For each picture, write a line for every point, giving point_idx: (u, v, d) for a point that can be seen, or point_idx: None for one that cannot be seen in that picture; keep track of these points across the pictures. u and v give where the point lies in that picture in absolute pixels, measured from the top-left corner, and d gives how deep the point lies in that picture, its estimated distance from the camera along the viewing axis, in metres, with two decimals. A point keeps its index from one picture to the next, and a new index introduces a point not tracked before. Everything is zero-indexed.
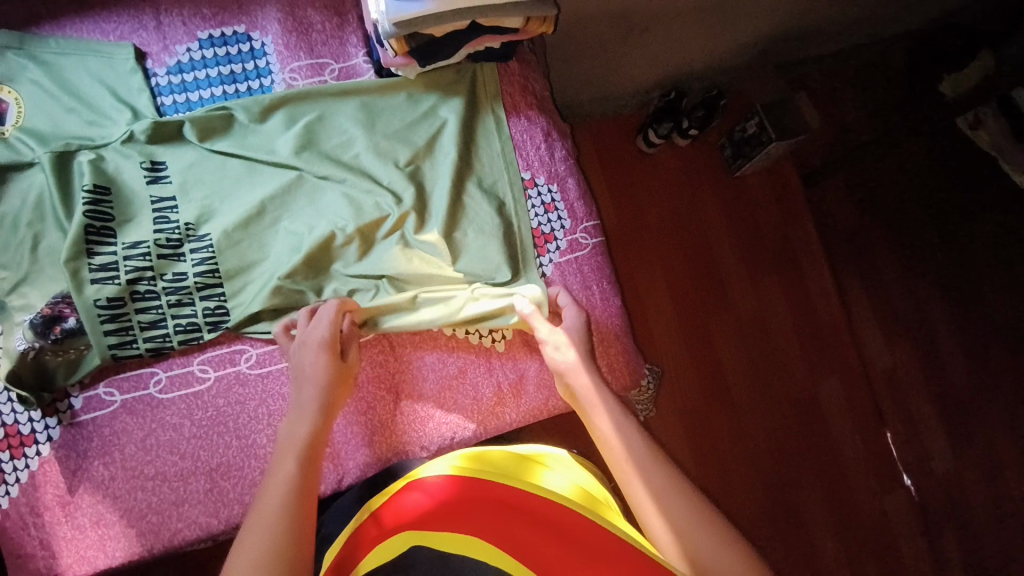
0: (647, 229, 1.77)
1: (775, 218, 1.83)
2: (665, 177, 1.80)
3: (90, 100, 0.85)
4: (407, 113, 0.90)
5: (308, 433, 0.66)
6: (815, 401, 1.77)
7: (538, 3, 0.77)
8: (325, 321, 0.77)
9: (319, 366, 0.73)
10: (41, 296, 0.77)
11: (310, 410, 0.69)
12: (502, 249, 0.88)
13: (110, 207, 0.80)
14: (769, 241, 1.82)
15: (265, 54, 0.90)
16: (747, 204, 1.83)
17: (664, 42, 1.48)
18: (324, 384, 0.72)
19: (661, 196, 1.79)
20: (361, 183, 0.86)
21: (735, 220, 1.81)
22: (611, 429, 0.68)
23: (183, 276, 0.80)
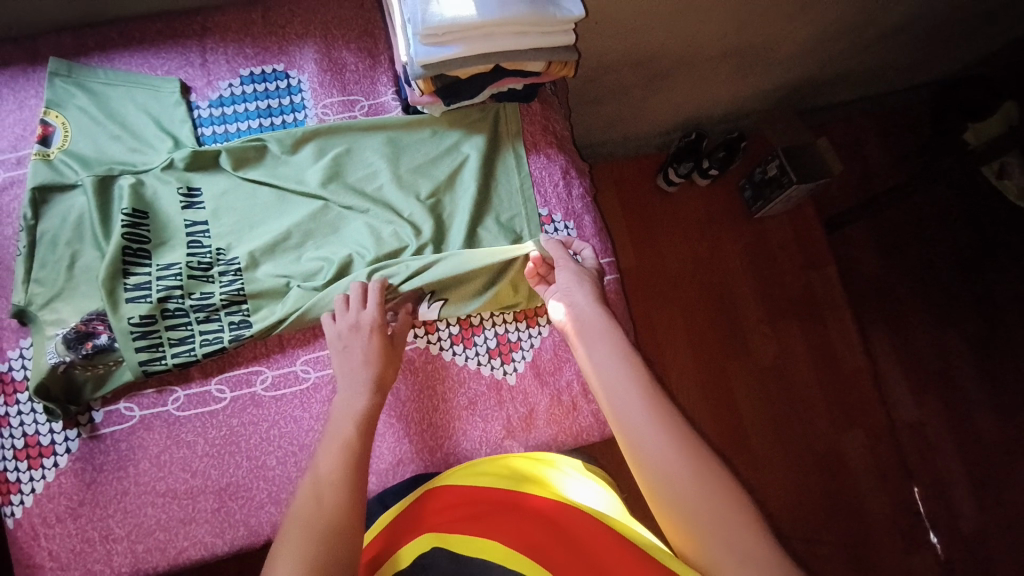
0: (665, 266, 1.77)
1: (795, 260, 1.82)
2: (683, 217, 1.81)
3: (136, 129, 0.90)
4: (431, 146, 0.94)
5: (365, 407, 0.72)
6: (838, 453, 1.71)
7: (560, 47, 0.81)
8: (372, 304, 0.79)
9: (371, 347, 0.76)
10: (74, 312, 0.80)
11: (366, 383, 0.74)
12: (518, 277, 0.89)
13: (147, 229, 0.84)
14: (789, 284, 1.80)
15: (300, 90, 0.95)
16: (766, 246, 1.82)
17: (684, 87, 1.52)
18: (374, 361, 0.76)
19: (679, 235, 1.80)
20: (383, 214, 0.89)
21: (755, 260, 1.81)
22: (618, 394, 0.67)
23: (209, 295, 0.83)
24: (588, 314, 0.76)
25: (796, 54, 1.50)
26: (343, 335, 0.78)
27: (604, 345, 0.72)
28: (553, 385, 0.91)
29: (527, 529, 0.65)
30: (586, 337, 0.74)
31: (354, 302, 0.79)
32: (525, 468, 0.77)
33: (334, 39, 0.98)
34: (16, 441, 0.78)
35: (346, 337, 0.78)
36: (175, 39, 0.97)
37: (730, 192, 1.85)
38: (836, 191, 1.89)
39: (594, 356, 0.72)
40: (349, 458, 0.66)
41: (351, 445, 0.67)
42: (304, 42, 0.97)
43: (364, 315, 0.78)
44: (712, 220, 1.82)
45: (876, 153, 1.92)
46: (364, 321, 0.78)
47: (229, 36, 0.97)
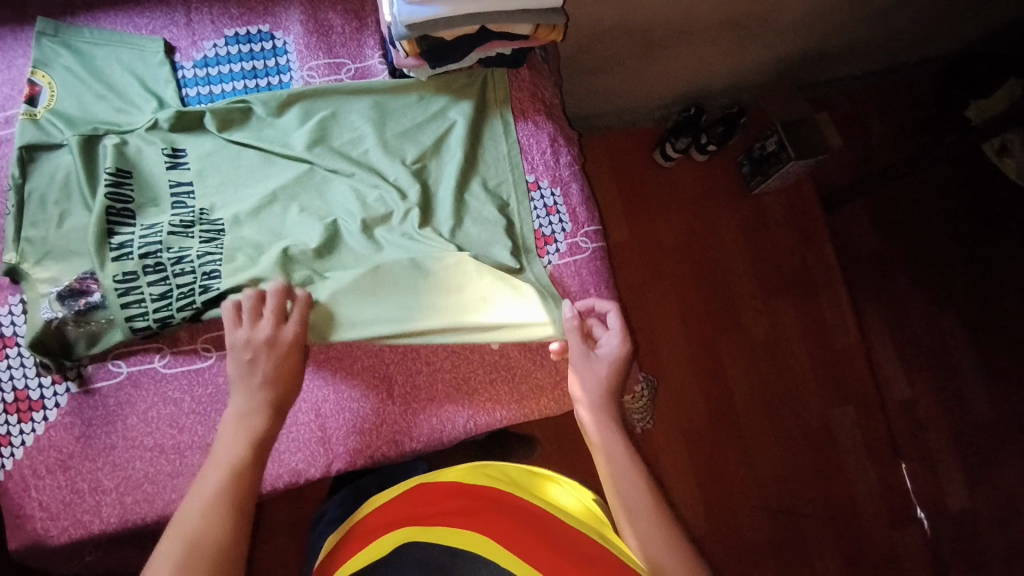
0: (658, 241, 1.77)
1: (791, 237, 1.81)
2: (680, 192, 1.81)
3: (121, 90, 0.90)
4: (419, 110, 0.93)
5: (263, 427, 0.70)
6: (827, 429, 1.73)
7: (548, 11, 0.80)
8: (284, 313, 0.77)
9: (277, 362, 0.74)
10: (69, 272, 0.81)
11: (264, 405, 0.71)
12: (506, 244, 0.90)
13: (131, 189, 0.84)
14: (784, 261, 1.80)
15: (285, 52, 0.94)
16: (763, 222, 1.81)
17: (683, 58, 1.50)
18: (273, 378, 0.73)
19: (674, 211, 1.79)
20: (369, 178, 0.89)
21: (750, 237, 1.80)
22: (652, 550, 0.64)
23: (186, 249, 0.83)
24: (627, 481, 0.70)
25: (798, 27, 1.48)
26: (245, 345, 0.74)
27: (634, 485, 0.70)
28: (536, 352, 0.93)
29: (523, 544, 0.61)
30: (615, 470, 0.71)
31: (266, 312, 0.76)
32: (519, 472, 0.72)
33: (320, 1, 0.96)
34: (6, 395, 0.80)
35: (252, 348, 0.74)
36: None
37: (728, 167, 1.83)
38: (836, 167, 1.87)
39: (625, 497, 0.69)
40: (236, 484, 0.64)
41: (241, 468, 0.65)
42: (289, 3, 0.96)
43: (283, 330, 0.76)
44: (709, 195, 1.82)
45: (879, 129, 1.89)
46: (282, 335, 0.75)
47: None
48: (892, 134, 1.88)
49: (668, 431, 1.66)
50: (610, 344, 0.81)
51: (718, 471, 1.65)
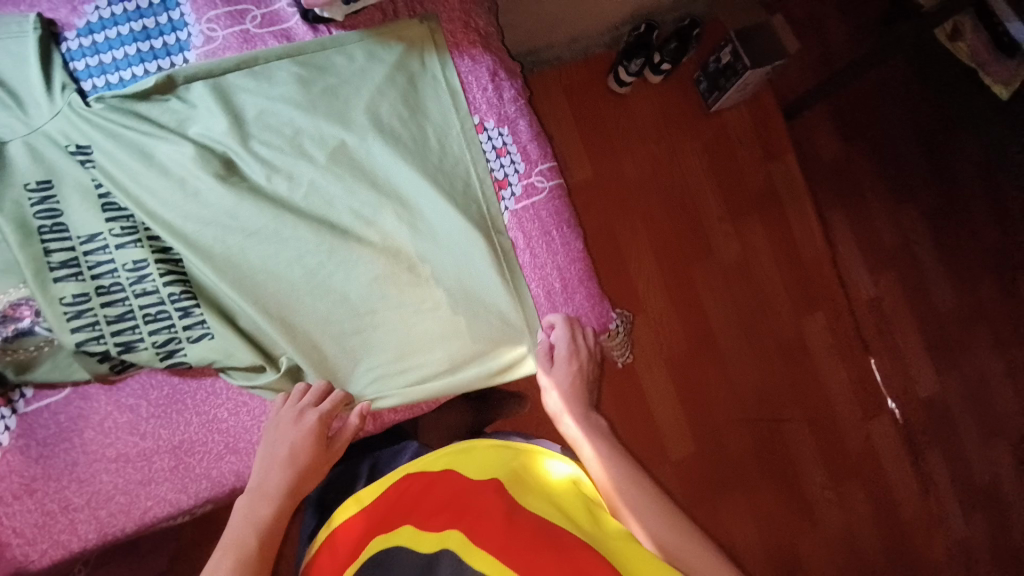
0: (625, 176, 1.72)
1: (756, 154, 1.79)
2: (639, 120, 1.74)
3: (3, 74, 0.75)
4: (353, 76, 0.82)
5: (270, 514, 0.70)
6: (800, 338, 1.77)
7: None
8: (319, 404, 0.77)
9: (294, 448, 0.74)
10: None
11: (277, 490, 0.72)
12: (498, 277, 0.83)
13: (58, 201, 0.74)
14: (750, 179, 1.78)
15: (178, 5, 0.80)
16: (728, 139, 1.78)
17: None
18: (301, 465, 0.73)
19: (635, 141, 1.74)
20: (302, 158, 0.80)
21: (716, 158, 1.77)
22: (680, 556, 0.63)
23: (145, 265, 0.74)
24: (636, 497, 0.70)
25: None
26: (277, 431, 0.75)
27: (646, 503, 0.69)
28: None
29: (487, 522, 0.59)
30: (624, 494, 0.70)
31: (302, 399, 0.77)
32: (506, 456, 0.73)
33: None
34: None
35: (284, 431, 0.75)
36: None
37: (685, 87, 1.78)
38: (794, 74, 1.83)
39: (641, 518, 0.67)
40: (246, 568, 0.65)
41: (251, 554, 0.66)
42: None
43: (307, 415, 0.76)
44: (671, 120, 1.76)
45: (831, 24, 1.84)
46: (307, 420, 0.75)
47: None
48: (848, 30, 1.84)
49: (651, 363, 1.68)
50: (571, 349, 0.84)
51: (704, 399, 1.69)
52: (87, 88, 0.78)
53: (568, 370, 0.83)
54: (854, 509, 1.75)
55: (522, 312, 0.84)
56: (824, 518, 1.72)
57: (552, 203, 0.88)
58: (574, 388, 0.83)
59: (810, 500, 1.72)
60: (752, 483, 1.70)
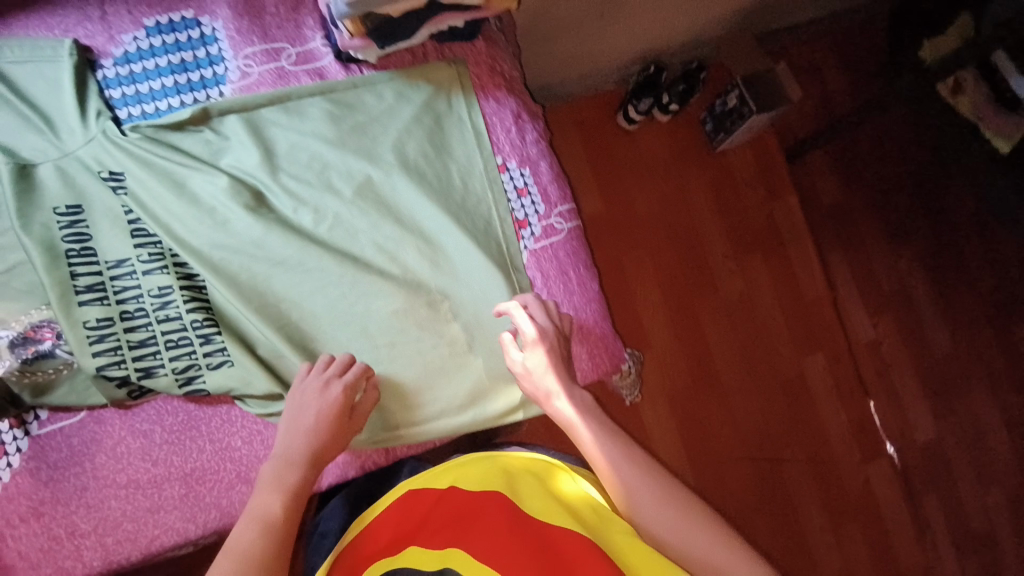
0: (632, 210, 1.75)
1: (759, 195, 1.83)
2: (646, 157, 1.79)
3: (41, 102, 0.77)
4: (382, 118, 0.85)
5: (297, 483, 0.68)
6: (800, 376, 1.79)
7: None
8: (344, 376, 0.75)
9: (320, 415, 0.72)
10: (17, 312, 0.72)
11: (303, 458, 0.70)
12: None
13: (87, 225, 0.76)
14: (754, 218, 1.81)
15: (216, 40, 0.82)
16: (732, 178, 1.82)
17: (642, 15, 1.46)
18: (325, 436, 0.71)
19: (643, 177, 1.77)
20: (330, 192, 0.82)
21: (721, 197, 1.81)
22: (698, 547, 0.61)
23: (169, 291, 0.75)
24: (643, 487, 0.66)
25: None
26: (299, 400, 0.73)
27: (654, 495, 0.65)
28: None
29: (485, 546, 0.64)
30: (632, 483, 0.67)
31: (325, 370, 0.75)
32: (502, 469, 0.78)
33: None
34: None
35: (307, 400, 0.73)
36: None
37: (690, 126, 1.82)
38: (797, 118, 1.89)
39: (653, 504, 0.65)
40: (274, 536, 0.63)
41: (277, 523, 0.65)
42: None
43: (331, 387, 0.74)
44: (678, 158, 1.81)
45: (830, 72, 1.91)
46: (333, 390, 0.73)
47: None
48: (848, 79, 1.91)
49: (653, 398, 1.68)
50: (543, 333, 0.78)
51: (705, 436, 1.69)
52: (122, 116, 0.80)
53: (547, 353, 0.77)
54: (853, 553, 1.73)
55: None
56: (824, 561, 1.71)
57: (572, 243, 0.91)
58: (553, 367, 0.76)
59: (808, 542, 1.71)
60: (750, 523, 1.69)
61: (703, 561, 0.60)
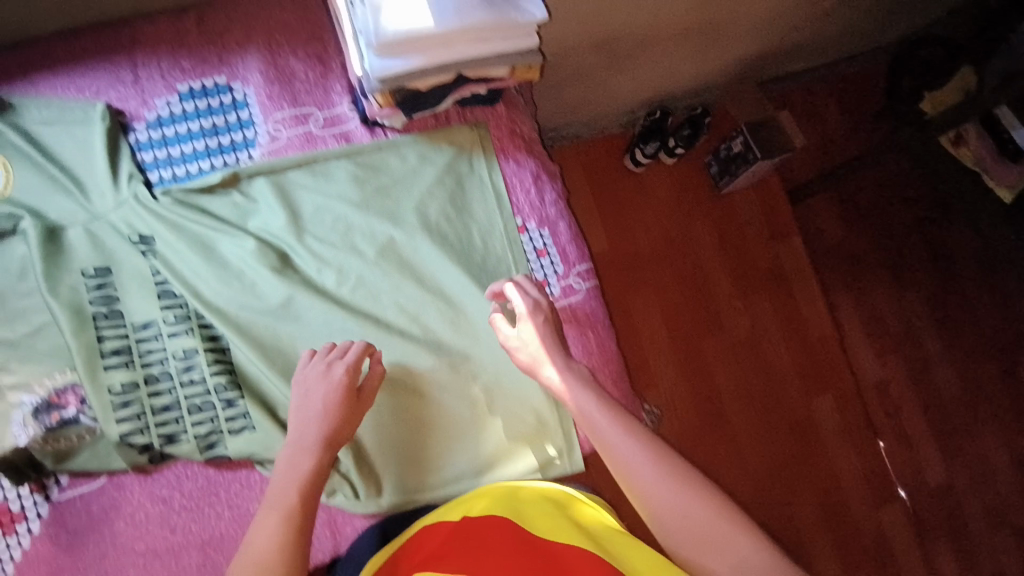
0: (639, 252, 1.77)
1: (764, 237, 1.84)
2: (654, 199, 1.81)
3: (72, 164, 0.78)
4: (404, 180, 0.87)
5: (312, 467, 0.66)
6: (809, 418, 1.77)
7: (523, 51, 0.74)
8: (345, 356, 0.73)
9: (329, 397, 0.70)
10: (41, 376, 0.73)
11: (316, 441, 0.67)
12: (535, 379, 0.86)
13: (115, 287, 0.77)
14: (760, 259, 1.83)
15: (247, 105, 0.85)
16: (738, 221, 1.84)
17: (648, 69, 1.52)
18: (333, 417, 0.69)
19: (650, 219, 1.80)
20: (355, 254, 0.84)
21: (728, 238, 1.83)
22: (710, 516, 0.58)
23: (194, 354, 0.76)
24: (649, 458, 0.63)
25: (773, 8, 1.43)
26: (302, 385, 0.71)
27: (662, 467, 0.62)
28: None
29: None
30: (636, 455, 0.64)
31: (327, 354, 0.74)
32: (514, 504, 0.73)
33: (278, 45, 0.87)
34: None
35: (308, 383, 0.71)
36: (97, 50, 0.82)
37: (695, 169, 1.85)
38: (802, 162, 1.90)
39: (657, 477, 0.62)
40: (296, 513, 0.61)
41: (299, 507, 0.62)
42: (245, 49, 0.86)
43: (333, 368, 0.72)
44: (686, 200, 1.83)
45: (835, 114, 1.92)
46: (335, 371, 0.72)
47: (162, 47, 0.84)
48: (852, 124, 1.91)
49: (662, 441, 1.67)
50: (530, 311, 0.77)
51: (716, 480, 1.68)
52: (153, 178, 0.81)
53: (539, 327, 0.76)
54: None
55: (556, 410, 0.87)
56: None
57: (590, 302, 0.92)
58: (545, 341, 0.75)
59: None
60: None
61: (711, 531, 0.57)
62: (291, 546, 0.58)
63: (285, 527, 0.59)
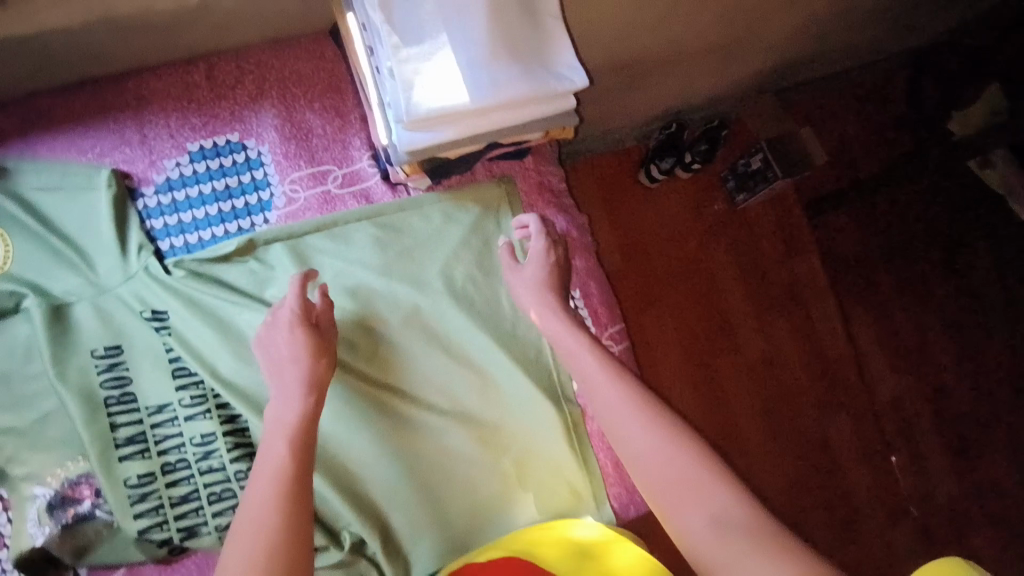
0: (648, 262, 1.62)
1: (779, 252, 1.66)
2: (665, 213, 1.62)
3: (77, 236, 0.74)
4: (427, 243, 0.82)
5: (296, 416, 0.64)
6: (825, 439, 1.63)
7: (560, 115, 0.68)
8: (293, 295, 0.72)
9: (298, 341, 0.69)
10: (52, 466, 0.71)
11: (297, 387, 0.67)
12: (566, 446, 0.84)
13: (127, 367, 0.73)
14: (775, 276, 1.65)
15: (262, 164, 0.80)
16: (753, 237, 1.65)
17: (667, 85, 1.33)
18: (301, 358, 0.68)
19: (659, 230, 1.62)
20: (380, 323, 0.80)
21: (741, 252, 1.65)
22: (646, 451, 0.61)
23: (212, 439, 0.73)
24: (602, 388, 0.67)
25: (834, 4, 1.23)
26: (269, 332, 0.71)
27: (617, 398, 0.65)
28: None
29: None
30: (592, 388, 0.68)
31: (286, 296, 0.73)
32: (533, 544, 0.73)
33: (294, 99, 0.81)
34: None
35: (273, 332, 0.71)
36: (100, 109, 0.77)
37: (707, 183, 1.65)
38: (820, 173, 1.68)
39: (605, 409, 0.65)
40: (292, 451, 0.61)
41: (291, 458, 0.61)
42: (259, 103, 0.80)
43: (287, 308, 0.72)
44: (699, 215, 1.64)
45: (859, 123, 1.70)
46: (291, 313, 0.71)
47: (169, 103, 0.78)
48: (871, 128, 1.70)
49: None
50: (535, 250, 0.80)
51: None
52: (164, 247, 0.78)
53: (537, 265, 0.79)
54: None
55: (589, 479, 0.84)
56: None
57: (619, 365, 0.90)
58: (539, 286, 0.78)
59: None
60: None
61: (645, 461, 0.60)
62: (293, 500, 0.58)
63: (277, 474, 0.59)
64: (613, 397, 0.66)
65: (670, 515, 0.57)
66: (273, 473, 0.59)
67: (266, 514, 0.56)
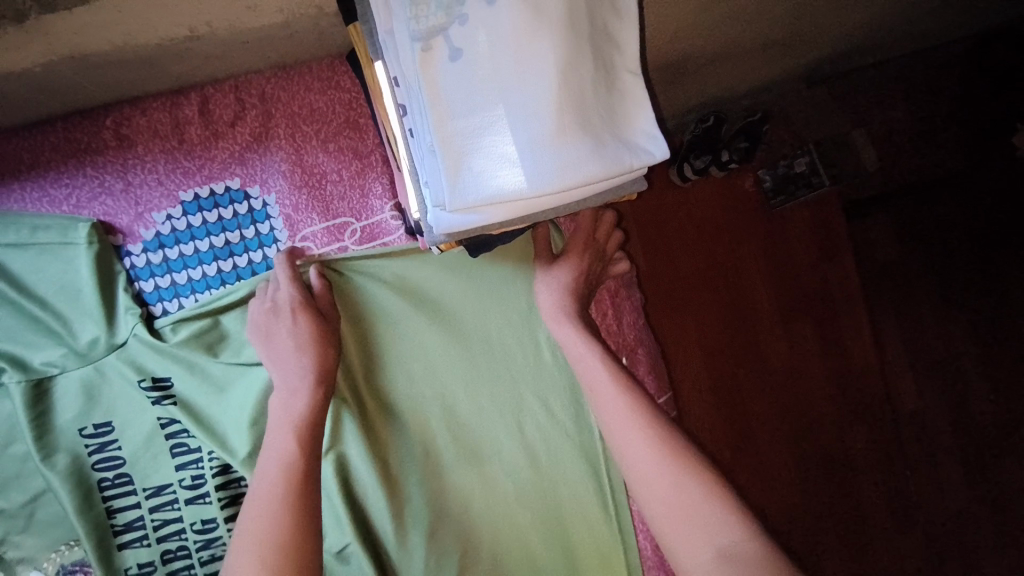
0: (676, 267, 1.16)
1: (813, 256, 1.20)
2: (694, 198, 1.16)
3: (55, 298, 0.64)
4: (465, 292, 0.72)
5: (307, 406, 0.58)
6: (862, 509, 1.22)
7: (626, 184, 0.55)
8: (290, 274, 0.65)
9: (301, 326, 0.62)
10: (47, 549, 0.64)
11: (303, 374, 0.60)
12: (610, 527, 0.74)
13: (119, 446, 0.64)
14: (813, 283, 1.21)
15: (266, 216, 0.71)
16: (796, 233, 1.19)
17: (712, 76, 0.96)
18: (304, 345, 0.61)
19: (694, 221, 1.17)
20: (421, 382, 0.70)
21: (782, 250, 1.20)
22: (653, 475, 0.56)
23: (214, 525, 0.65)
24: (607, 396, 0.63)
25: (933, 10, 0.98)
26: (262, 317, 0.64)
27: (623, 419, 0.61)
28: None
29: None
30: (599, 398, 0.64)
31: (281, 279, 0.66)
32: None
33: (305, 137, 0.71)
34: None
35: (266, 320, 0.63)
36: (79, 150, 0.66)
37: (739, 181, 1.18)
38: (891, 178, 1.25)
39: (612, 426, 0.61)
40: (303, 445, 0.55)
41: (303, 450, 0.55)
42: (266, 144, 0.70)
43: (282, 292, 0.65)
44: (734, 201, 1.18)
45: (973, 111, 1.24)
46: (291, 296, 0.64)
47: (156, 143, 0.68)
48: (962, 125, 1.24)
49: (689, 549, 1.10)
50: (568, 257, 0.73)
51: None
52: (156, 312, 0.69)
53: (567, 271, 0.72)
54: None
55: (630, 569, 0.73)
56: None
57: None
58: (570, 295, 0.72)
59: None
60: None
61: (649, 480, 0.56)
62: (302, 498, 0.52)
63: (286, 468, 0.53)
64: (620, 408, 0.61)
65: (673, 544, 0.53)
66: (284, 469, 0.53)
67: (269, 522, 0.50)
